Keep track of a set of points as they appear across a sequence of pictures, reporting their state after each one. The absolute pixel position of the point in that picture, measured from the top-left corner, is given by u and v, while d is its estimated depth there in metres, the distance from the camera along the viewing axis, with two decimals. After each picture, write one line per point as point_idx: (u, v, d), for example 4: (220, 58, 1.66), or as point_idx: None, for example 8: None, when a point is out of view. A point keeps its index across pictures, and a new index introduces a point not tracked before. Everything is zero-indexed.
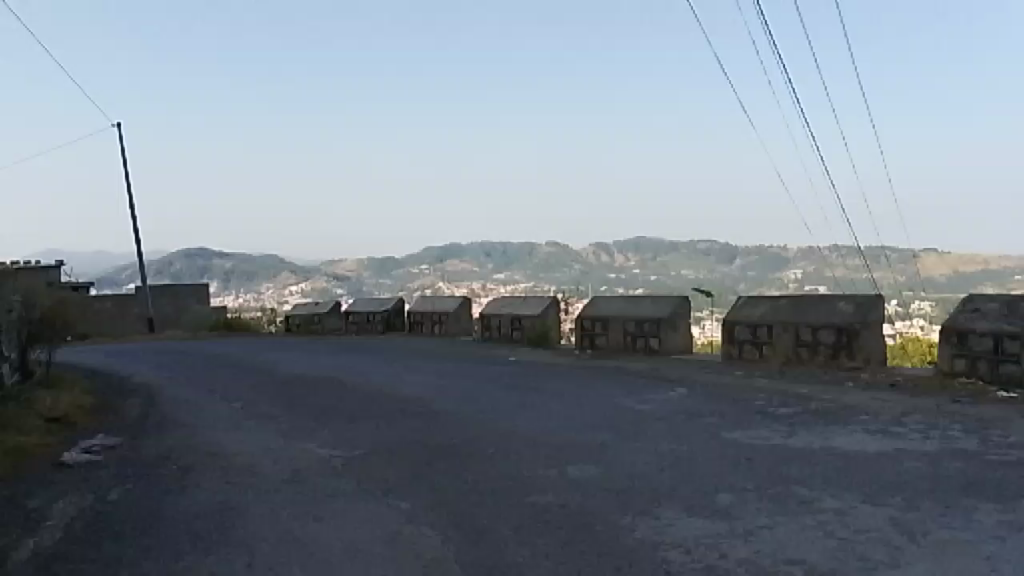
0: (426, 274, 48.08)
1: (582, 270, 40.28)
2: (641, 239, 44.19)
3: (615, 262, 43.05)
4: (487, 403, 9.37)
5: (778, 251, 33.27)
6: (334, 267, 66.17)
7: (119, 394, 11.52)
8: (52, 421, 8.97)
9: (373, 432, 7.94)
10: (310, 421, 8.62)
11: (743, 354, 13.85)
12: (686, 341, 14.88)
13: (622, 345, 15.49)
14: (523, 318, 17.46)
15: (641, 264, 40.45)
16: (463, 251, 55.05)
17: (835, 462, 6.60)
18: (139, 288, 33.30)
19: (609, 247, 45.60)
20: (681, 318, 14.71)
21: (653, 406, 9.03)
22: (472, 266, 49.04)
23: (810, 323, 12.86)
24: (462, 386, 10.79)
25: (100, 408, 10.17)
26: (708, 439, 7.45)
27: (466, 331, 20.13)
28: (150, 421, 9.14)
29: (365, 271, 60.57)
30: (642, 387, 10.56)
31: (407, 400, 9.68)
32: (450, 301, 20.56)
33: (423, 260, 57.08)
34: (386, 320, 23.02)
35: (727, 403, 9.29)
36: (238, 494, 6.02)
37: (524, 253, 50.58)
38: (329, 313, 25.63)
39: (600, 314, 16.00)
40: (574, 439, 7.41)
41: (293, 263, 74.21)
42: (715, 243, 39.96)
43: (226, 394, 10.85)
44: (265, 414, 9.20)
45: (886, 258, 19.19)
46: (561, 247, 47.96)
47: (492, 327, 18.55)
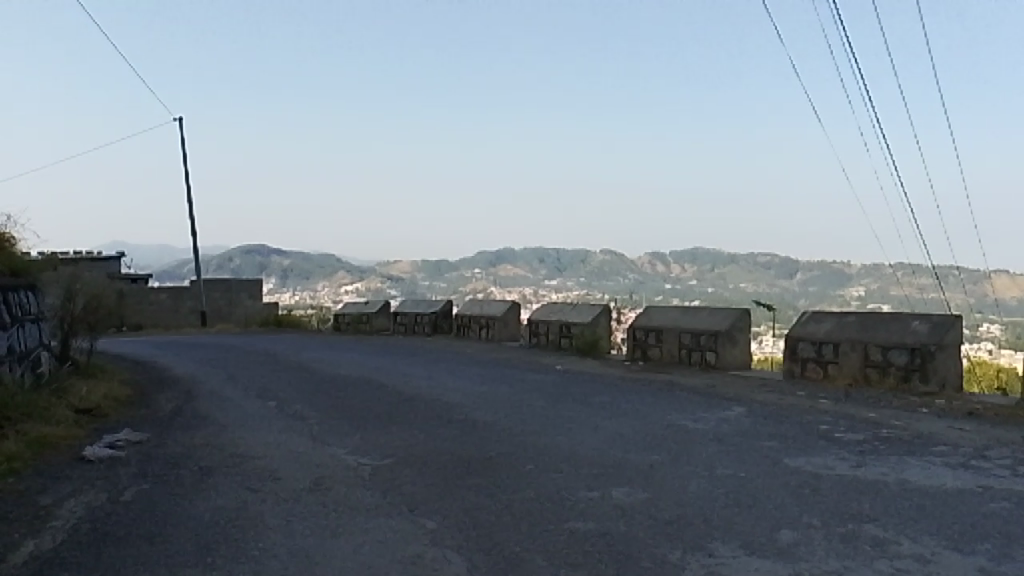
0: (478, 278, 47.82)
1: (636, 279, 39.49)
2: (698, 250, 43.25)
3: (670, 272, 42.16)
4: (531, 413, 8.86)
5: (841, 267, 32.07)
6: (387, 268, 66.46)
7: (157, 387, 11.34)
8: (83, 413, 8.74)
9: (407, 440, 7.49)
10: (343, 426, 8.21)
11: (805, 372, 13.07)
12: (744, 357, 14.14)
13: (676, 358, 14.84)
14: (573, 326, 16.90)
15: (697, 275, 39.51)
16: (517, 257, 54.69)
17: (911, 499, 5.91)
18: (194, 281, 33.69)
19: (665, 256, 44.64)
20: (740, 332, 14.01)
21: (707, 426, 8.40)
22: (526, 272, 48.67)
23: (880, 342, 12.06)
24: (505, 394, 10.31)
25: (134, 401, 9.95)
26: (768, 465, 6.80)
27: (515, 336, 19.65)
28: (181, 417, 8.86)
29: (418, 272, 60.71)
30: (696, 404, 9.91)
31: (446, 407, 9.24)
32: (499, 305, 20.10)
33: (476, 264, 56.84)
34: (434, 322, 22.69)
35: (788, 426, 8.62)
36: (255, 502, 5.61)
37: (578, 259, 49.91)
38: (378, 313, 25.46)
39: (654, 325, 15.35)
40: (621, 458, 6.85)
41: (348, 263, 74.83)
42: (776, 256, 38.75)
43: (263, 393, 10.55)
44: (298, 416, 8.85)
45: (956, 277, 18.15)
46: (615, 255, 47.24)
47: (541, 334, 18.04)
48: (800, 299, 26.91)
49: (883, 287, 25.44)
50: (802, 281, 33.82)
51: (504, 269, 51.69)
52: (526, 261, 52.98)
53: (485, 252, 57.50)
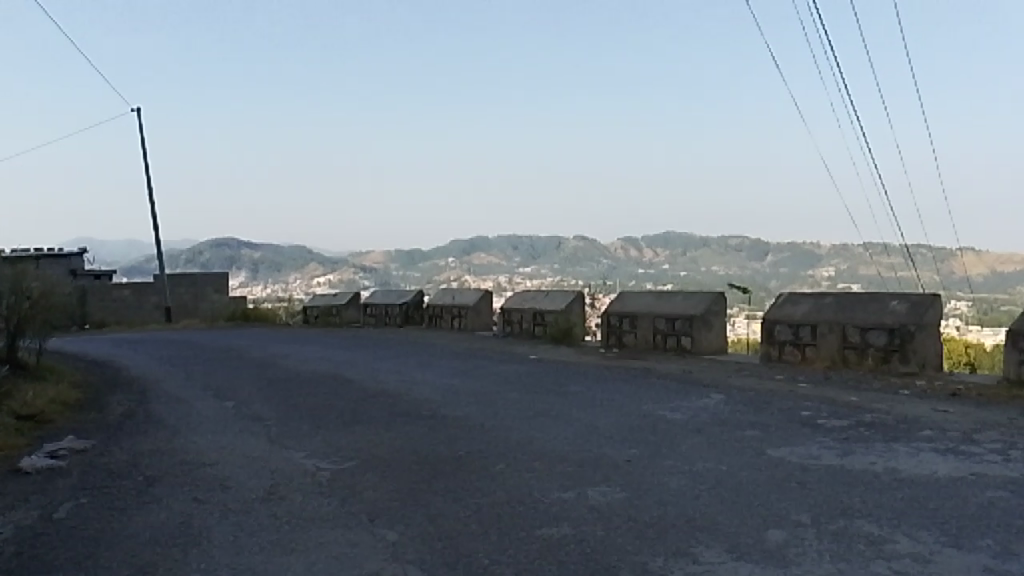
0: (451, 267, 47.26)
1: (609, 265, 39.23)
2: (671, 234, 43.07)
3: (643, 257, 41.96)
4: (502, 407, 8.46)
5: (812, 248, 32.01)
6: (359, 259, 65.72)
7: (111, 389, 10.79)
8: (25, 420, 8.20)
9: (370, 441, 7.06)
10: (304, 427, 7.75)
11: (783, 356, 12.81)
12: (721, 341, 13.86)
13: (652, 344, 14.51)
14: (546, 313, 16.52)
15: (669, 259, 39.34)
16: (489, 244, 54.20)
17: (903, 490, 5.59)
18: (158, 276, 32.86)
19: (638, 241, 44.41)
20: (716, 316, 13.71)
21: (686, 416, 8.05)
22: (499, 260, 48.25)
23: (858, 323, 11.80)
24: (476, 387, 9.90)
25: (83, 405, 9.40)
26: (751, 457, 6.46)
27: (487, 326, 19.23)
28: (131, 422, 8.35)
29: (391, 263, 60.04)
30: (673, 392, 9.57)
31: (413, 402, 8.81)
32: (471, 294, 19.66)
33: (449, 252, 56.28)
34: (405, 313, 22.21)
35: (769, 413, 8.29)
36: (201, 516, 5.14)
37: (550, 247, 49.55)
38: (348, 305, 24.91)
39: (628, 311, 15.00)
40: (597, 453, 6.48)
41: (318, 255, 73.88)
42: (747, 239, 38.62)
43: (221, 392, 10.05)
44: (256, 417, 8.38)
45: (928, 255, 18.02)
46: (588, 241, 46.94)
47: (514, 322, 17.64)
48: (772, 280, 26.76)
49: (854, 266, 25.32)
50: (773, 263, 33.72)
51: (476, 257, 51.20)
52: (498, 249, 52.54)
53: (457, 241, 56.98)
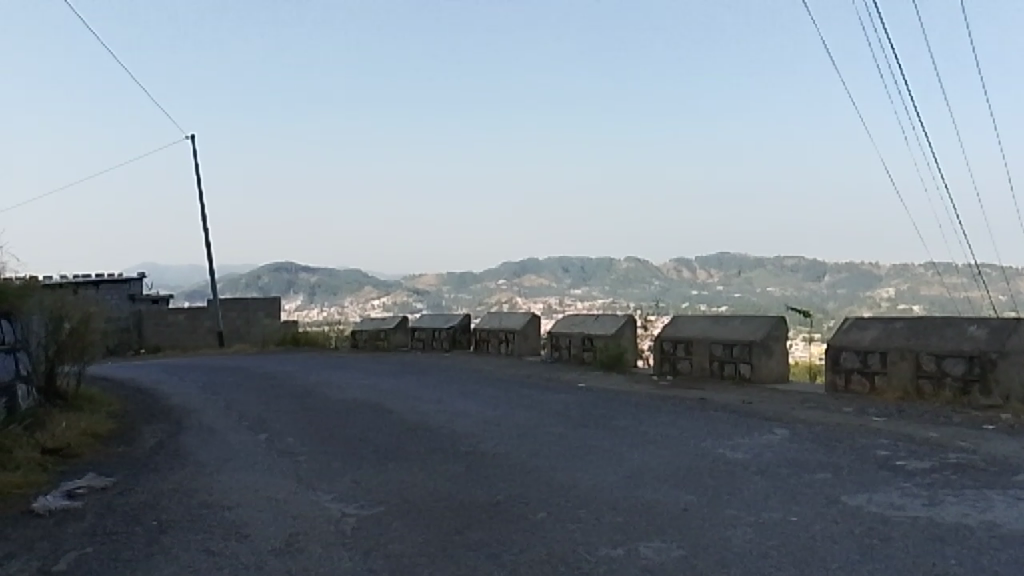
0: (502, 290, 46.82)
1: (661, 287, 38.30)
2: (725, 255, 42.00)
3: (696, 279, 40.93)
4: (547, 444, 7.87)
5: (871, 269, 30.74)
6: (411, 282, 65.86)
7: (146, 419, 10.51)
8: (50, 454, 7.89)
9: (404, 482, 6.55)
10: (336, 464, 7.28)
11: (850, 385, 11.96)
12: (782, 368, 13.06)
13: (708, 372, 13.78)
14: (596, 338, 15.89)
15: (723, 281, 38.30)
16: (540, 267, 53.69)
17: (1005, 550, 4.84)
18: (210, 301, 33.08)
19: (691, 261, 43.40)
20: (777, 342, 12.93)
21: (748, 455, 7.36)
22: (549, 283, 47.65)
23: (933, 351, 10.93)
24: (521, 419, 9.33)
25: (114, 437, 9.11)
26: (823, 506, 5.76)
27: (536, 351, 18.66)
28: (159, 457, 7.98)
29: (442, 286, 59.89)
30: (733, 426, 8.86)
31: (453, 437, 8.29)
32: (518, 318, 19.12)
33: (499, 275, 55.94)
34: (452, 337, 21.74)
35: (841, 453, 7.55)
36: (211, 570, 4.68)
37: (601, 268, 48.80)
38: (396, 328, 24.58)
39: (682, 336, 14.28)
40: (648, 500, 5.86)
41: (371, 278, 74.26)
42: (803, 259, 37.35)
43: (256, 423, 9.68)
44: (288, 452, 7.94)
45: (1001, 275, 16.92)
46: (640, 262, 46.02)
47: (563, 347, 17.03)
48: (831, 302, 25.67)
49: (916, 287, 24.14)
50: (831, 284, 32.46)
51: (526, 280, 50.70)
52: (549, 271, 51.99)
53: (508, 263, 56.67)
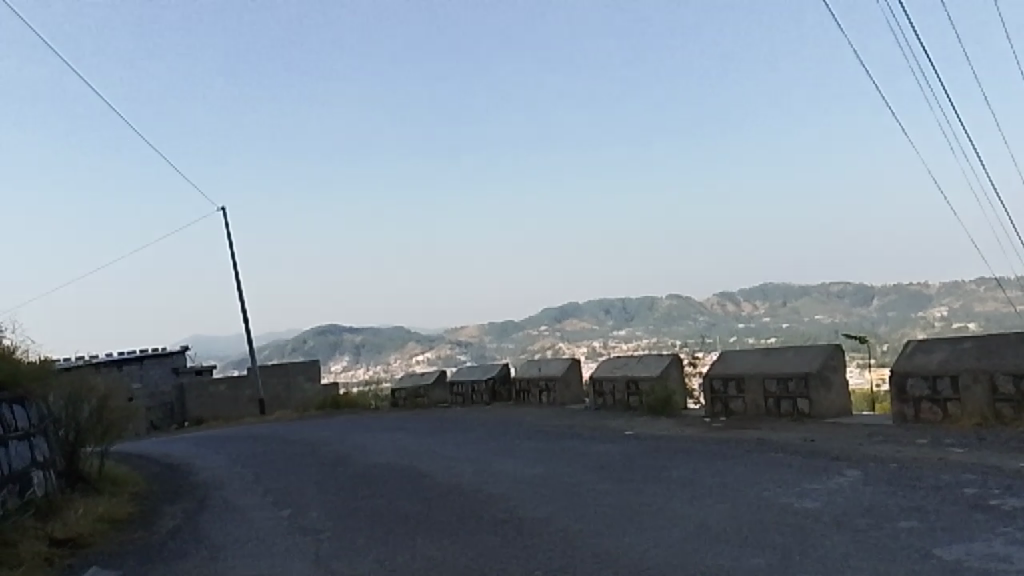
0: (543, 336, 46.07)
1: (705, 322, 37.24)
2: (768, 285, 40.87)
3: (740, 312, 39.78)
4: (592, 503, 7.14)
5: (922, 288, 29.46)
6: (452, 336, 65.51)
7: (170, 499, 9.99)
8: (59, 546, 7.37)
9: (433, 560, 5.87)
10: (361, 542, 6.63)
11: (921, 415, 11.01)
12: (843, 401, 12.16)
13: (764, 409, 12.90)
14: (641, 381, 15.08)
15: (768, 312, 37.13)
16: (580, 310, 52.91)
17: None
18: (250, 369, 32.89)
19: (733, 294, 42.29)
20: (834, 372, 12.03)
21: (818, 503, 6.56)
22: (590, 326, 46.76)
23: (1009, 371, 9.97)
24: (564, 476, 8.60)
25: (131, 524, 8.56)
26: (912, 563, 4.94)
27: (579, 398, 17.87)
28: (174, 543, 7.40)
29: (484, 337, 59.35)
30: (798, 471, 8.02)
31: (490, 502, 7.59)
32: (558, 364, 18.38)
33: (540, 322, 55.29)
34: (492, 389, 21.04)
35: (923, 493, 6.69)
36: None
37: (642, 307, 47.87)
38: (434, 384, 23.98)
39: (733, 373, 13.43)
40: (709, 566, 5.10)
41: (412, 335, 74.13)
42: (849, 283, 36.12)
43: (282, 497, 9.08)
44: (311, 530, 7.32)
45: None
46: (681, 299, 45.00)
47: (607, 393, 16.24)
48: (884, 326, 24.49)
49: (973, 304, 22.93)
50: (881, 307, 31.17)
51: (567, 325, 49.93)
52: (590, 315, 51.19)
53: (547, 310, 56.03)
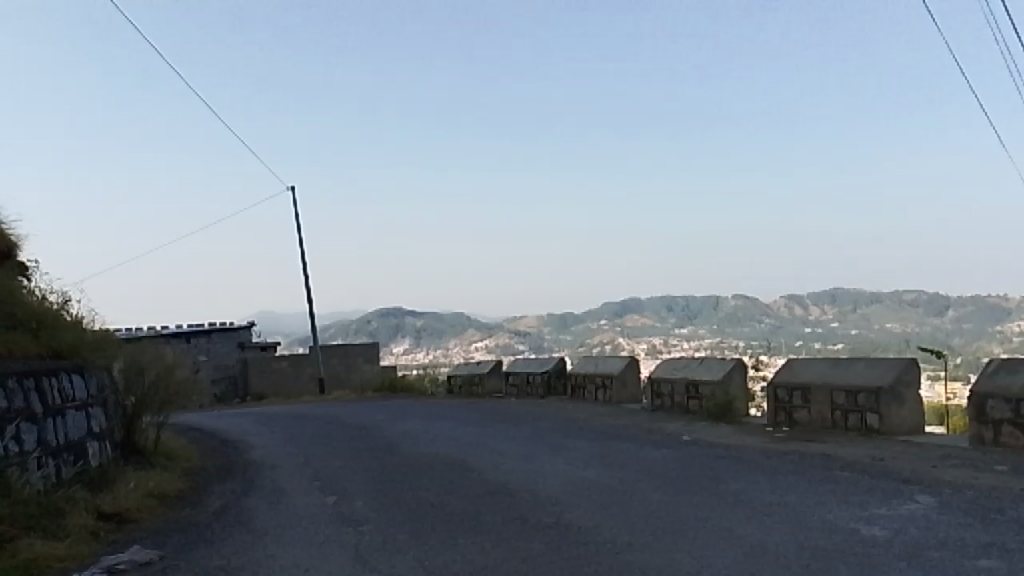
0: (604, 330, 45.58)
1: (770, 325, 36.25)
2: (838, 290, 39.55)
3: (807, 316, 38.65)
4: (642, 514, 6.82)
5: (1004, 301, 28.05)
6: (513, 324, 65.47)
7: (220, 477, 10.03)
8: (106, 519, 7.40)
9: (473, 564, 5.65)
10: (402, 538, 6.46)
11: (1000, 439, 10.34)
12: (914, 420, 11.51)
13: (830, 422, 12.34)
14: (701, 385, 14.62)
15: (837, 317, 35.96)
16: (642, 306, 52.22)
17: None
18: (311, 348, 33.33)
19: (801, 297, 41.10)
20: (908, 387, 11.40)
21: (886, 531, 6.12)
22: (652, 323, 46.06)
23: None
24: (615, 482, 8.29)
25: (179, 500, 8.58)
26: None
27: (636, 398, 17.48)
28: (217, 524, 7.35)
29: (544, 328, 59.12)
30: (866, 493, 7.53)
31: (537, 504, 7.34)
32: (616, 362, 17.99)
33: (601, 316, 54.79)
34: (547, 382, 20.76)
35: (1004, 528, 6.18)
36: None
37: (706, 306, 46.94)
38: (490, 374, 23.84)
39: (799, 382, 12.87)
40: None
41: (473, 321, 74.40)
42: (925, 292, 34.68)
43: (328, 484, 9.00)
44: (354, 520, 7.19)
45: None
46: (747, 299, 43.95)
47: (665, 394, 15.81)
48: (962, 338, 23.39)
49: None
50: (959, 318, 29.82)
51: (628, 320, 49.38)
52: (653, 311, 50.47)
53: (609, 303, 55.49)
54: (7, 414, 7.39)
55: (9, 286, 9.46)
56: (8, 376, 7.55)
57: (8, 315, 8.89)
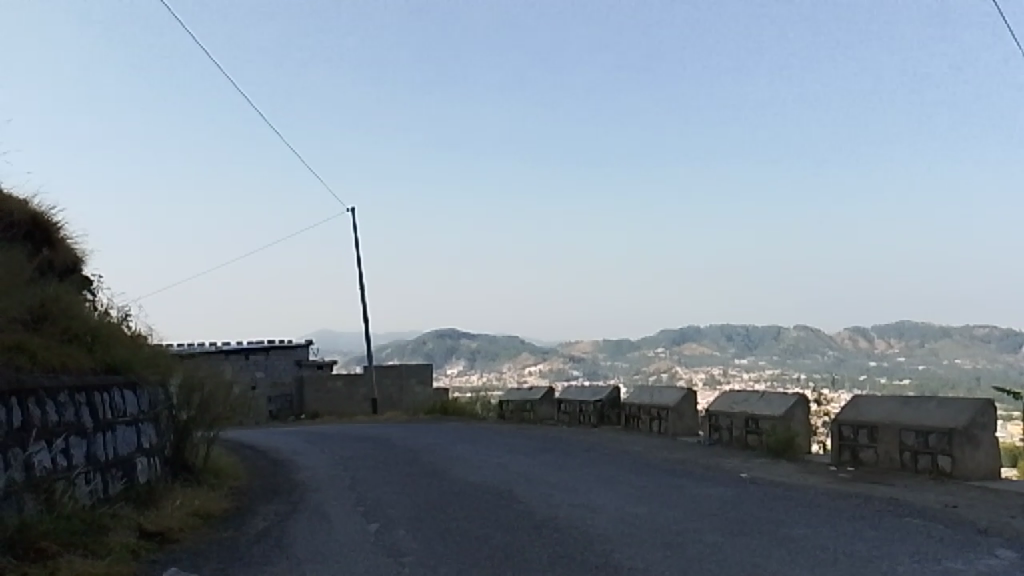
0: (661, 358, 44.88)
1: (833, 358, 35.14)
2: (906, 324, 38.18)
3: (873, 350, 37.38)
4: (696, 558, 6.46)
5: None
6: (568, 349, 65.03)
7: (266, 498, 9.95)
8: (148, 539, 7.34)
9: None
10: (444, 571, 6.22)
11: None
12: (991, 463, 10.86)
13: (898, 464, 11.71)
14: (761, 420, 14.08)
15: (904, 352, 34.68)
16: (701, 334, 51.30)
17: None
18: (366, 368, 33.49)
19: (867, 330, 39.85)
20: (984, 430, 10.73)
21: None
22: (710, 352, 45.15)
23: None
24: (668, 521, 7.93)
25: (223, 521, 8.51)
26: None
27: (692, 431, 16.97)
28: (257, 548, 7.22)
29: (600, 353, 58.55)
30: (940, 544, 7.03)
31: (585, 542, 7.03)
32: (672, 393, 17.52)
33: (658, 343, 54.01)
34: (601, 411, 20.35)
35: None
36: None
37: (767, 336, 45.84)
38: (542, 400, 23.52)
39: (864, 420, 12.22)
40: None
41: (528, 345, 74.17)
42: (999, 328, 33.21)
43: (372, 510, 8.83)
44: (395, 550, 6.99)
45: None
46: (810, 330, 42.78)
47: (723, 428, 15.29)
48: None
49: None
50: None
51: (686, 348, 48.55)
52: (712, 339, 49.53)
53: (667, 331, 54.69)
54: (57, 428, 7.41)
55: (67, 300, 9.58)
56: (60, 390, 7.59)
57: (64, 329, 8.98)
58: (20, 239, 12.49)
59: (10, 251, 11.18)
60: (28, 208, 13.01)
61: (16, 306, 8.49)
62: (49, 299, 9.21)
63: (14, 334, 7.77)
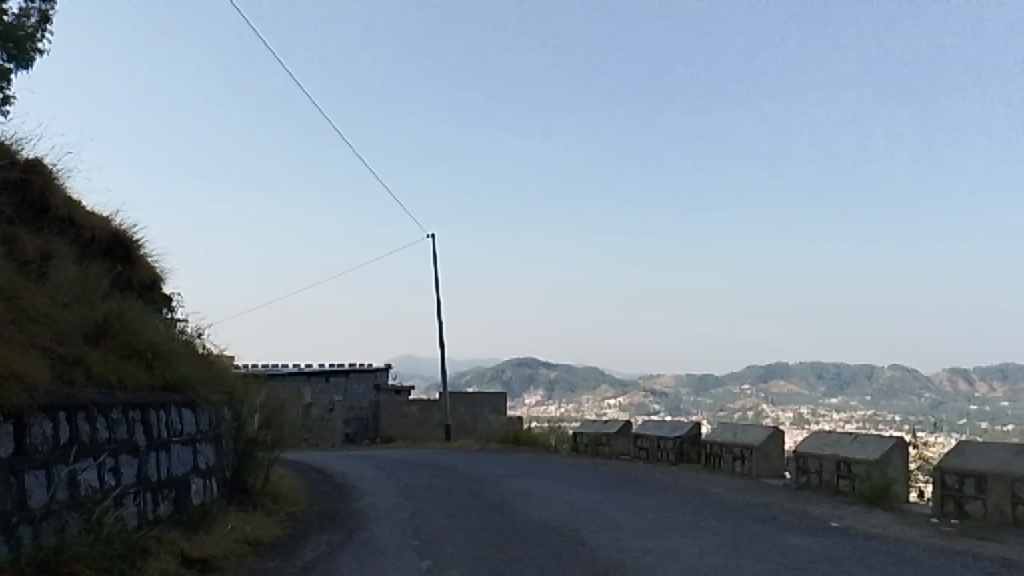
0: (746, 395, 43.19)
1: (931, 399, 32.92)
2: (1011, 366, 35.56)
3: (975, 393, 34.89)
4: None
5: None
6: (650, 382, 63.62)
7: (321, 526, 9.58)
8: (191, 566, 7.03)
9: None
10: None
11: None
12: None
13: (1010, 519, 10.51)
14: (854, 463, 13.02)
15: (1011, 395, 32.22)
16: (789, 372, 49.30)
17: None
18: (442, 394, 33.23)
19: (968, 372, 37.39)
20: None
21: None
22: (798, 390, 43.17)
23: None
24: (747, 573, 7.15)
25: (272, 549, 8.17)
26: None
27: (778, 473, 15.91)
28: None
29: (683, 387, 57.01)
30: None
31: None
32: (757, 431, 16.48)
33: (743, 379, 52.16)
34: (680, 448, 19.38)
35: None
36: None
37: (859, 375, 43.57)
38: (619, 433, 22.67)
39: (971, 469, 11.02)
40: None
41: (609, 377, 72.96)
42: None
43: (427, 545, 8.32)
44: None
45: None
46: (906, 370, 40.40)
47: (812, 471, 14.23)
48: None
49: None
50: None
51: (772, 385, 46.67)
52: (800, 377, 47.49)
53: (753, 367, 52.82)
54: (105, 445, 7.18)
55: (132, 316, 9.46)
56: (113, 407, 7.36)
57: (126, 344, 8.83)
58: (99, 256, 12.63)
59: (87, 267, 11.26)
60: (109, 226, 13.18)
61: (78, 320, 8.37)
62: (112, 315, 9.10)
63: (71, 347, 7.60)
